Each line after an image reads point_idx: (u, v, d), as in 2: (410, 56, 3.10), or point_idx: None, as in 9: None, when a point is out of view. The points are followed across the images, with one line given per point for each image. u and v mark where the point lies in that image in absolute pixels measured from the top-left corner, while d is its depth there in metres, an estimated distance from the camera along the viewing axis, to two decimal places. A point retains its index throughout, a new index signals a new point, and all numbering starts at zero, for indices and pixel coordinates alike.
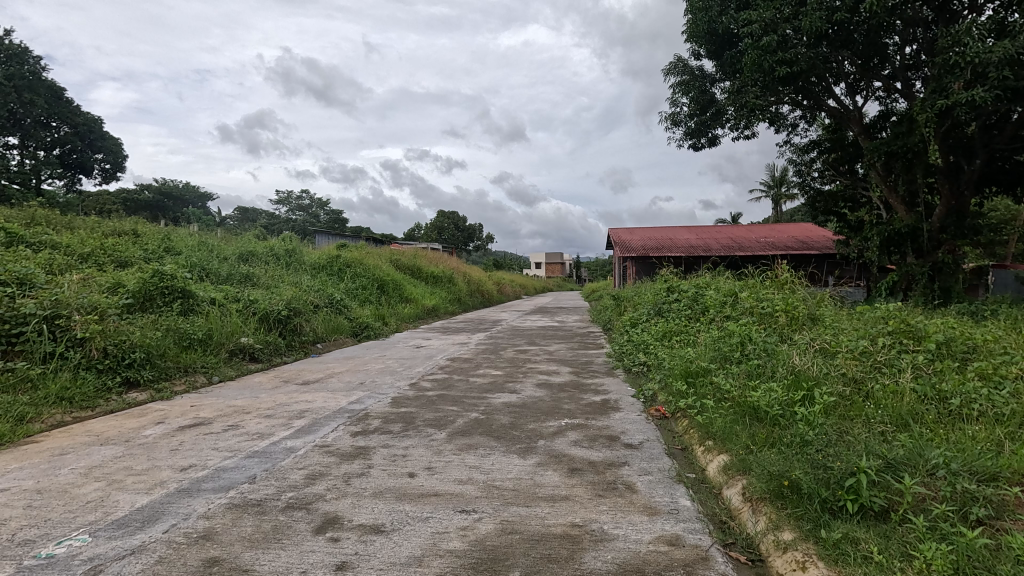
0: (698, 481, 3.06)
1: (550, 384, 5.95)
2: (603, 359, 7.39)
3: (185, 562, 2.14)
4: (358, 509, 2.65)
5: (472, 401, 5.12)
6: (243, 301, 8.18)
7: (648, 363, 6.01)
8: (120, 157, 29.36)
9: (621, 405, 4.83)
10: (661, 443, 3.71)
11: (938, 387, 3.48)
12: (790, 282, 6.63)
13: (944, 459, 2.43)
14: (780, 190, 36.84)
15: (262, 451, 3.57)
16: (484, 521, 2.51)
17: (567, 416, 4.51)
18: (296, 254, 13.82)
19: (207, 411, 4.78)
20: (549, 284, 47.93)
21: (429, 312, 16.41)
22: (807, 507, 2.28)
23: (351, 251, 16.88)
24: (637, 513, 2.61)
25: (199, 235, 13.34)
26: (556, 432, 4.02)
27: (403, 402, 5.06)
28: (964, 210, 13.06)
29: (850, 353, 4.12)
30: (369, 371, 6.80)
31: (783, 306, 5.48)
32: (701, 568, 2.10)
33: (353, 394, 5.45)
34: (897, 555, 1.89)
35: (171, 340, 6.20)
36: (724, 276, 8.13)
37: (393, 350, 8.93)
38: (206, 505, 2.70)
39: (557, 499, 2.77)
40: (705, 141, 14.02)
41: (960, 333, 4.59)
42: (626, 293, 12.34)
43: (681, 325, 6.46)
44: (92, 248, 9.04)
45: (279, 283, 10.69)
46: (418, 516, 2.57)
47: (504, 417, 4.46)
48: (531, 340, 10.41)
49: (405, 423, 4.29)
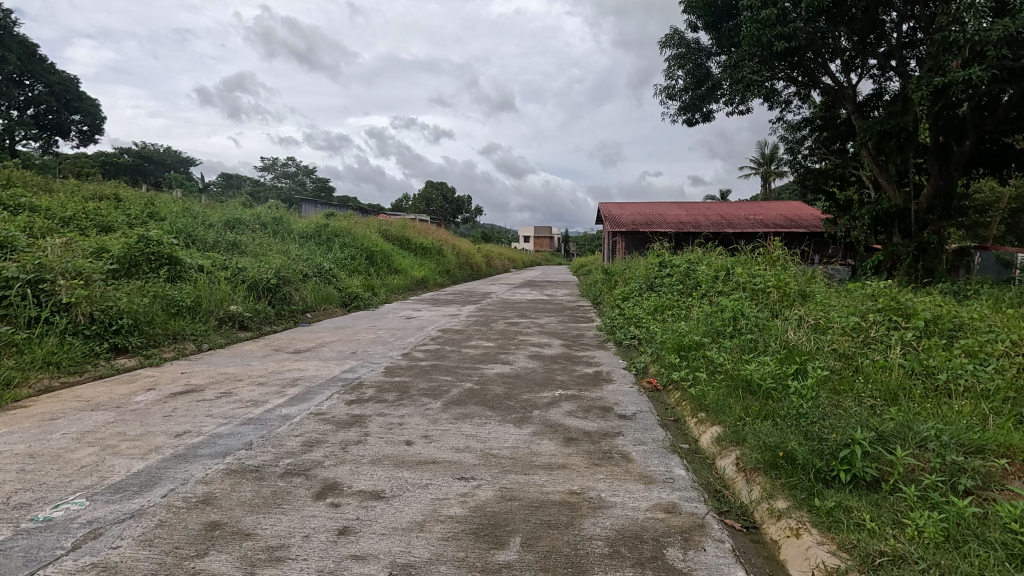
0: (692, 452, 3.11)
1: (542, 356, 5.99)
2: (595, 333, 7.43)
3: (186, 526, 2.13)
4: (357, 475, 2.67)
5: (466, 371, 5.15)
6: (231, 269, 8.06)
7: (640, 336, 6.05)
8: (97, 119, 28.46)
9: (613, 377, 4.89)
10: (654, 415, 3.76)
11: (926, 363, 3.57)
12: (782, 258, 6.67)
13: (935, 432, 2.50)
14: (770, 168, 36.87)
15: (257, 418, 3.56)
16: (484, 488, 2.54)
17: (561, 387, 4.57)
18: (283, 222, 13.61)
19: (199, 378, 4.75)
20: (538, 257, 47.89)
21: (417, 284, 16.35)
22: (802, 476, 2.32)
23: (338, 221, 16.66)
24: (633, 481, 2.65)
25: (184, 201, 13.07)
26: (551, 402, 4.06)
27: (397, 371, 5.08)
28: (951, 191, 13.30)
29: (841, 328, 4.19)
30: (361, 341, 6.79)
31: (775, 281, 5.52)
32: (698, 535, 2.15)
33: (345, 363, 5.44)
34: (889, 523, 1.94)
35: (159, 307, 6.12)
36: (717, 251, 8.15)
37: (384, 321, 8.91)
38: (204, 470, 2.69)
39: (554, 467, 2.81)
40: (699, 116, 13.92)
41: (947, 311, 4.67)
42: (617, 267, 12.39)
43: (673, 299, 6.49)
44: (74, 212, 8.82)
45: (267, 251, 10.55)
46: (418, 483, 2.59)
47: (498, 388, 4.48)
48: (521, 312, 10.44)
49: (400, 392, 4.31)
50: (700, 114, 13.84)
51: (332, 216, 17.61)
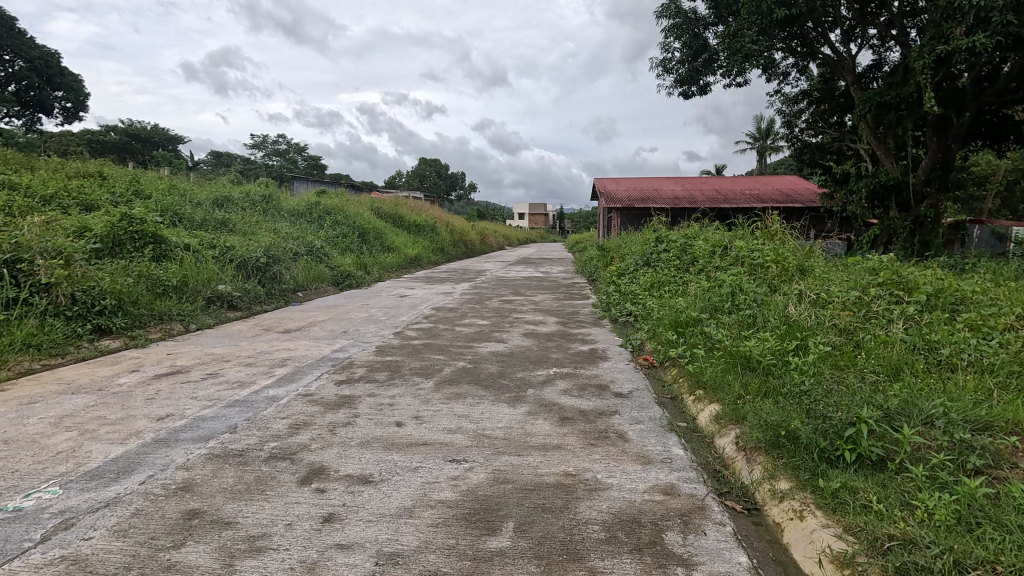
0: (690, 430, 3.03)
1: (537, 334, 5.90)
2: (591, 310, 7.33)
3: (164, 515, 2.04)
4: (345, 459, 2.58)
5: (460, 349, 5.05)
6: (219, 247, 7.87)
7: (636, 313, 5.97)
8: (81, 96, 27.79)
9: (609, 354, 4.81)
10: (651, 392, 3.68)
11: (929, 337, 3.48)
12: (780, 231, 6.55)
13: (941, 409, 2.42)
14: (766, 142, 36.56)
15: (243, 400, 3.46)
16: (477, 471, 2.46)
17: (556, 364, 4.49)
18: (273, 200, 13.37)
19: (185, 359, 4.64)
20: (533, 235, 47.62)
21: (411, 262, 16.18)
22: (805, 456, 2.24)
23: (330, 198, 16.41)
24: (630, 462, 2.57)
25: (170, 179, 12.78)
26: (546, 380, 3.98)
27: (389, 350, 4.98)
28: (949, 164, 13.19)
29: (841, 302, 4.08)
30: (353, 320, 6.68)
31: (774, 256, 5.40)
32: (697, 518, 2.07)
33: (336, 342, 5.33)
34: (897, 504, 1.86)
35: (144, 288, 5.97)
36: (714, 226, 8.02)
37: (377, 299, 8.78)
38: (185, 455, 2.59)
39: (549, 448, 2.73)
40: (696, 89, 13.65)
41: (949, 284, 4.57)
42: (613, 243, 12.26)
43: (670, 275, 6.38)
44: (55, 190, 8.59)
45: (257, 229, 10.36)
46: (407, 466, 2.50)
47: (492, 366, 4.39)
48: (516, 289, 10.34)
49: (391, 371, 4.22)
50: (697, 87, 13.57)
51: (323, 193, 17.34)
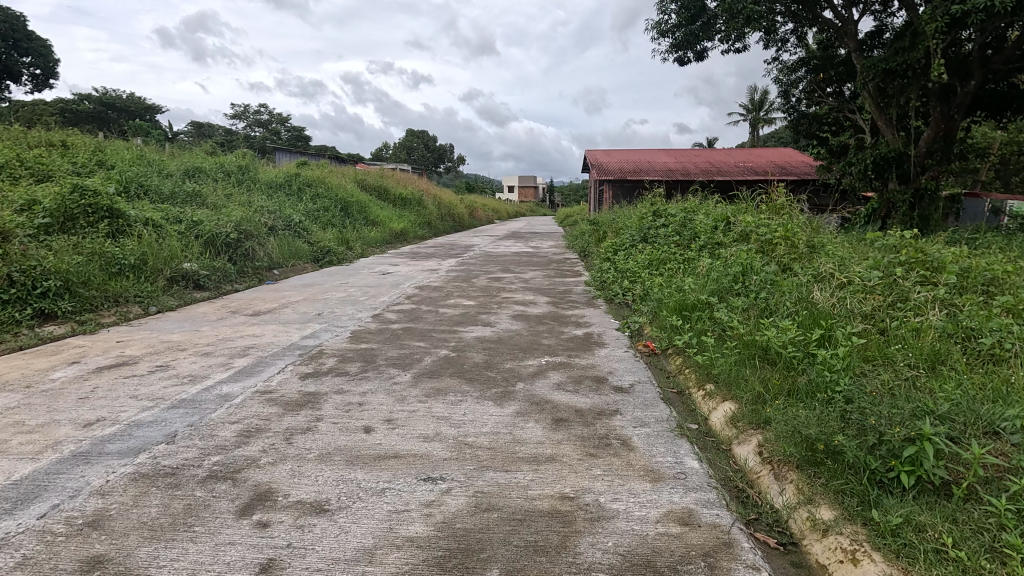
0: (702, 434, 2.65)
1: (527, 316, 5.48)
2: (584, 289, 6.91)
3: (55, 567, 1.61)
4: (299, 479, 2.16)
5: (442, 335, 4.62)
6: (184, 222, 7.30)
7: (634, 293, 5.57)
8: (51, 62, 26.49)
9: (606, 340, 4.41)
10: (654, 386, 3.30)
11: (965, 324, 3.10)
12: (787, 205, 6.13)
13: (1008, 416, 2.03)
14: (759, 114, 35.91)
15: (190, 399, 3.01)
16: (456, 493, 2.05)
17: (548, 352, 4.07)
18: (249, 171, 12.71)
19: (135, 347, 4.16)
20: (522, 208, 46.96)
21: (397, 237, 15.62)
22: (851, 478, 1.86)
23: (311, 170, 15.70)
24: (638, 479, 2.18)
25: (138, 148, 12.04)
26: (537, 372, 3.57)
27: (365, 336, 4.53)
28: (951, 135, 12.79)
29: (863, 282, 3.69)
30: (329, 301, 6.20)
31: (783, 232, 4.99)
32: (725, 559, 1.69)
33: (307, 327, 4.86)
34: (980, 553, 1.49)
35: (95, 268, 5.44)
36: (714, 199, 7.57)
37: (357, 277, 8.29)
38: (106, 475, 2.16)
39: (541, 460, 2.32)
40: (692, 56, 13.05)
41: (976, 262, 4.17)
42: (605, 216, 11.79)
43: (670, 252, 5.95)
44: (7, 160, 7.97)
45: (230, 202, 9.78)
46: (372, 488, 2.09)
47: (478, 355, 3.97)
48: (505, 266, 9.88)
49: (364, 362, 3.78)
50: (693, 53, 12.95)
51: (304, 165, 16.63)
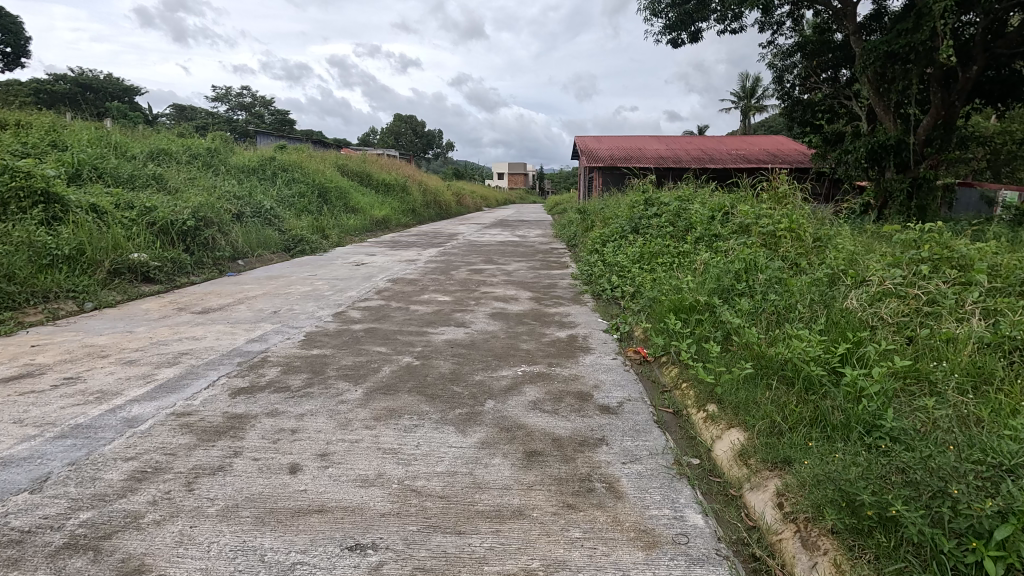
0: (706, 473, 2.19)
1: (506, 314, 4.95)
2: (570, 283, 6.41)
3: None
4: (184, 549, 1.65)
5: (408, 338, 4.09)
6: (135, 208, 6.68)
7: (623, 290, 5.09)
8: (22, 40, 25.37)
9: (591, 346, 3.92)
10: (647, 405, 2.84)
11: (1013, 333, 2.59)
12: (789, 194, 5.64)
13: None
14: (750, 102, 35.39)
15: (86, 425, 2.48)
16: (387, 572, 1.56)
17: (525, 360, 3.58)
18: (219, 154, 12.01)
19: (48, 354, 3.60)
20: (512, 196, 46.24)
21: (378, 224, 14.99)
22: (912, 563, 1.39)
23: (288, 154, 15.01)
24: (627, 545, 1.70)
25: (99, 128, 11.30)
26: (511, 387, 3.07)
27: (319, 340, 3.99)
28: (951, 122, 12.44)
29: (885, 282, 3.20)
30: (290, 297, 5.64)
31: (787, 223, 4.54)
32: None
33: (256, 328, 4.31)
34: None
35: (21, 260, 4.85)
36: (710, 186, 7.06)
37: (328, 268, 7.73)
38: None
39: (505, 517, 1.83)
40: (686, 36, 12.48)
41: (1005, 258, 3.69)
42: (595, 204, 11.25)
43: (663, 244, 5.48)
44: None
45: (194, 186, 9.13)
46: (279, 564, 1.59)
47: (445, 364, 3.45)
48: (488, 256, 9.34)
49: (312, 373, 3.25)
50: (687, 34, 12.39)
51: (281, 149, 15.91)
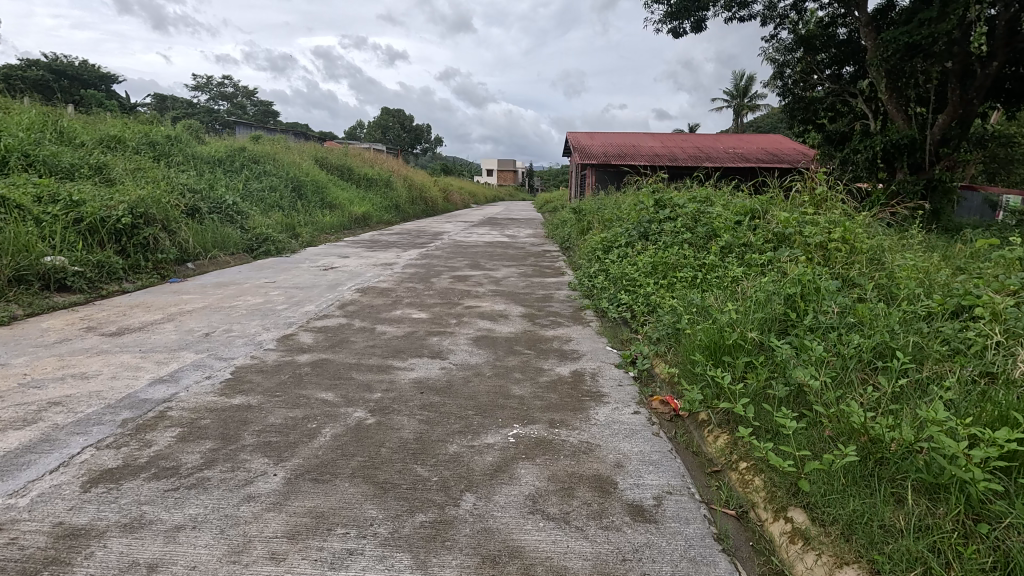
0: None
1: (493, 339, 4.03)
2: (568, 296, 5.49)
3: None
4: None
5: (365, 377, 3.14)
6: (60, 204, 5.67)
7: (636, 309, 4.22)
8: None
9: (604, 391, 3.02)
10: (697, 505, 1.95)
11: None
12: (831, 198, 4.80)
13: None
14: (745, 101, 34.70)
15: None
16: None
17: (519, 415, 2.66)
18: (181, 143, 10.93)
19: None
20: (501, 193, 45.28)
21: (358, 221, 13.99)
22: None
23: (262, 145, 13.94)
24: None
25: (47, 111, 10.16)
26: (500, 467, 2.16)
27: (250, 380, 3.04)
28: (968, 120, 11.66)
29: (1013, 326, 2.34)
30: (234, 313, 4.67)
31: (842, 235, 3.68)
32: None
33: (173, 360, 3.36)
34: None
35: None
36: (731, 186, 6.18)
37: (291, 274, 6.75)
38: None
39: None
40: (689, 25, 11.59)
41: None
42: (591, 204, 10.31)
43: (681, 254, 4.62)
44: None
45: (144, 176, 8.08)
46: None
47: (410, 423, 2.53)
48: (475, 260, 8.40)
49: (220, 441, 2.31)
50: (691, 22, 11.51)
51: (256, 138, 14.83)
